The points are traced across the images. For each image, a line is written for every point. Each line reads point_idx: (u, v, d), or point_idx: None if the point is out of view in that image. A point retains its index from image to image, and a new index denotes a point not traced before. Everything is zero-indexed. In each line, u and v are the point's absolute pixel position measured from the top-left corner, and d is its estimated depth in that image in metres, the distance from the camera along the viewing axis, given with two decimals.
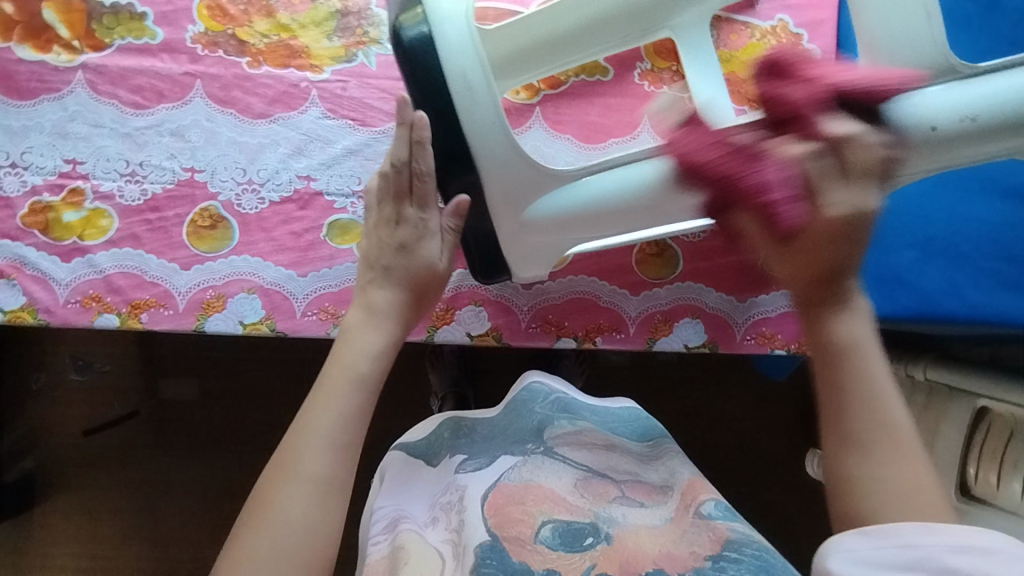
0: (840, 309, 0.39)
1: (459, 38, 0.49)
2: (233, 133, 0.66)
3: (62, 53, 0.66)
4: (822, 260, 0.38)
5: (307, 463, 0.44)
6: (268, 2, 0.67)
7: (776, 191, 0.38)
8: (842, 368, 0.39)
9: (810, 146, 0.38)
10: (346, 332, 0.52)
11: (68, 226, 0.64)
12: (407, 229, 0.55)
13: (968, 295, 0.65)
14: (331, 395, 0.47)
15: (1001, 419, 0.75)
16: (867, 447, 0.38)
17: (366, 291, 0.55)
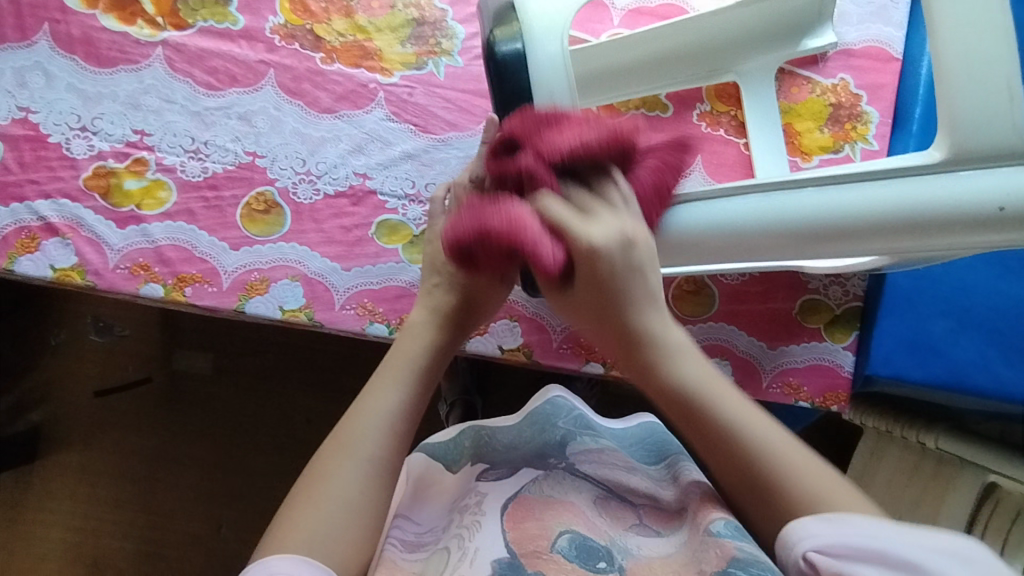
0: (659, 351, 0.44)
1: (550, 58, 0.50)
2: (298, 124, 0.68)
3: (145, 28, 0.68)
4: (609, 310, 0.44)
5: (365, 443, 0.45)
6: (349, 3, 0.69)
7: (544, 242, 0.41)
8: (701, 418, 0.44)
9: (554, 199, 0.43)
10: (405, 327, 0.51)
11: (128, 193, 0.66)
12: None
13: (998, 372, 0.66)
14: (389, 383, 0.48)
15: (1010, 497, 0.75)
16: (763, 490, 0.43)
17: (428, 297, 0.51)
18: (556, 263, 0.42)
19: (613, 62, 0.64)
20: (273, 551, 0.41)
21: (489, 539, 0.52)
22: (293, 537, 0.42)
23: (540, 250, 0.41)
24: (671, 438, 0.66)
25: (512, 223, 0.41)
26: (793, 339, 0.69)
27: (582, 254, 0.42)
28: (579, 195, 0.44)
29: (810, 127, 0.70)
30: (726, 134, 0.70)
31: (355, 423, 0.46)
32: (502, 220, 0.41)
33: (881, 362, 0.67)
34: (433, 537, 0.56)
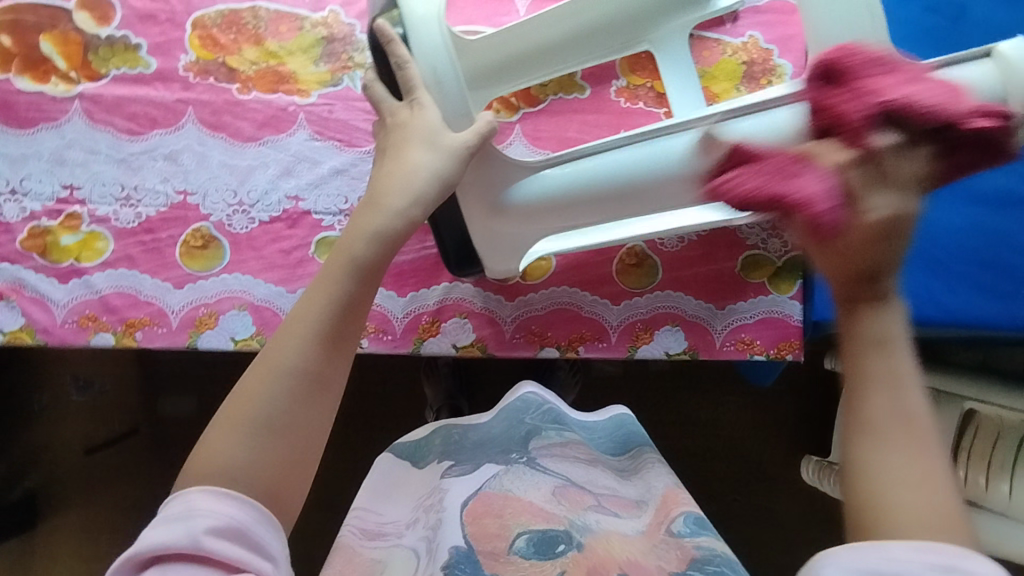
0: (876, 305, 0.37)
1: (432, 39, 0.50)
2: (224, 156, 0.69)
3: (60, 84, 0.68)
4: (860, 261, 0.36)
5: (289, 355, 0.41)
6: (257, 31, 0.70)
7: (822, 202, 0.35)
8: (873, 363, 0.37)
9: (849, 155, 0.37)
10: (365, 206, 0.47)
11: (65, 248, 0.67)
12: (414, 117, 0.49)
13: (945, 302, 0.64)
14: (327, 282, 0.44)
15: (989, 421, 0.75)
16: (877, 434, 0.36)
17: (400, 162, 0.49)
18: (838, 224, 0.35)
19: (536, 40, 0.61)
20: (193, 482, 0.39)
21: (448, 530, 0.52)
22: (215, 462, 0.39)
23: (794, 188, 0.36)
24: (637, 430, 0.66)
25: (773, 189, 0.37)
26: (741, 296, 0.70)
27: (874, 228, 0.35)
28: (883, 158, 0.36)
29: (727, 87, 0.71)
30: (645, 106, 0.72)
31: (285, 335, 0.42)
32: (790, 198, 0.36)
33: (824, 305, 0.70)
34: (394, 528, 0.59)
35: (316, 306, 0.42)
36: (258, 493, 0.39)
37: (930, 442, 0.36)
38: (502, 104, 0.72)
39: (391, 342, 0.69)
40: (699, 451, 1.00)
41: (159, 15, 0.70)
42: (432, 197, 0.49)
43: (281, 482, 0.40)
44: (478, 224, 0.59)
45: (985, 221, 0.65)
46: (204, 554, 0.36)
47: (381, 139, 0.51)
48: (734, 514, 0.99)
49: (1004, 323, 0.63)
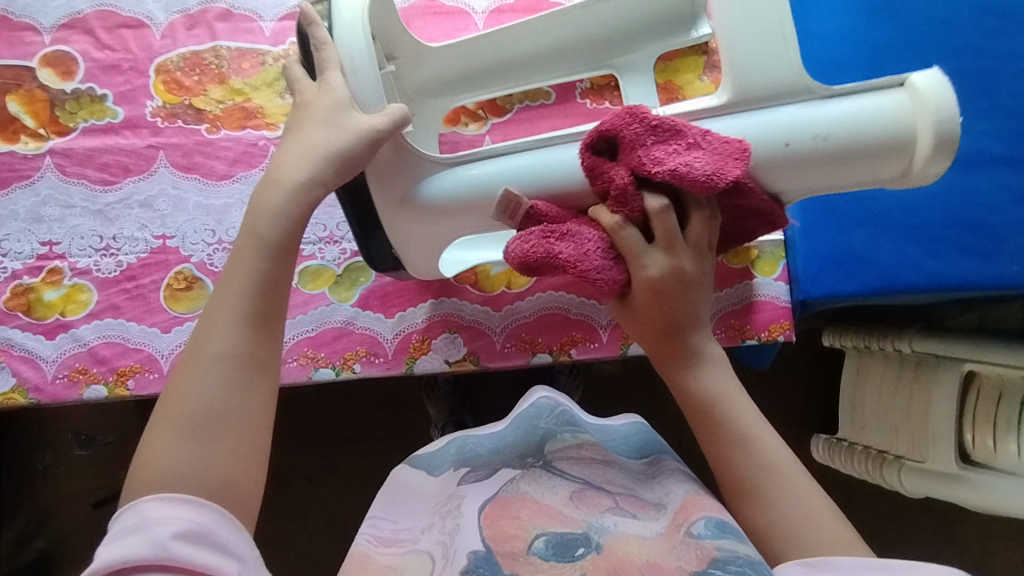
0: (693, 364, 0.52)
1: (354, 33, 0.47)
2: (199, 197, 0.69)
3: (30, 142, 0.69)
4: (661, 321, 0.52)
5: (215, 341, 0.42)
6: (220, 70, 0.70)
7: (587, 262, 0.48)
8: (725, 428, 0.50)
9: (615, 220, 0.48)
10: (267, 180, 0.46)
11: (49, 304, 0.67)
12: (322, 96, 0.47)
13: (925, 265, 0.65)
14: (234, 266, 0.44)
15: (990, 381, 0.74)
16: (772, 506, 0.46)
17: (299, 143, 0.47)
18: (619, 281, 0.50)
19: (494, 56, 0.61)
20: (141, 492, 0.39)
21: (466, 534, 0.51)
22: (161, 467, 0.39)
23: (556, 253, 0.48)
24: (656, 439, 0.65)
25: (550, 248, 0.48)
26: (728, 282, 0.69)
27: (644, 283, 0.49)
28: (653, 219, 0.48)
29: (690, 79, 0.72)
30: (611, 105, 0.72)
31: (210, 321, 0.43)
32: (560, 256, 0.48)
33: (810, 283, 0.68)
34: (410, 534, 0.58)
35: (238, 289, 0.43)
36: (201, 483, 0.39)
37: (797, 477, 0.49)
38: (470, 116, 0.72)
39: (384, 364, 0.69)
40: None
41: (122, 64, 0.70)
42: (331, 175, 0.47)
43: (231, 476, 0.40)
44: (388, 218, 0.54)
45: (962, 182, 0.65)
46: (168, 560, 0.36)
47: (290, 117, 0.48)
48: None
49: (984, 282, 0.63)
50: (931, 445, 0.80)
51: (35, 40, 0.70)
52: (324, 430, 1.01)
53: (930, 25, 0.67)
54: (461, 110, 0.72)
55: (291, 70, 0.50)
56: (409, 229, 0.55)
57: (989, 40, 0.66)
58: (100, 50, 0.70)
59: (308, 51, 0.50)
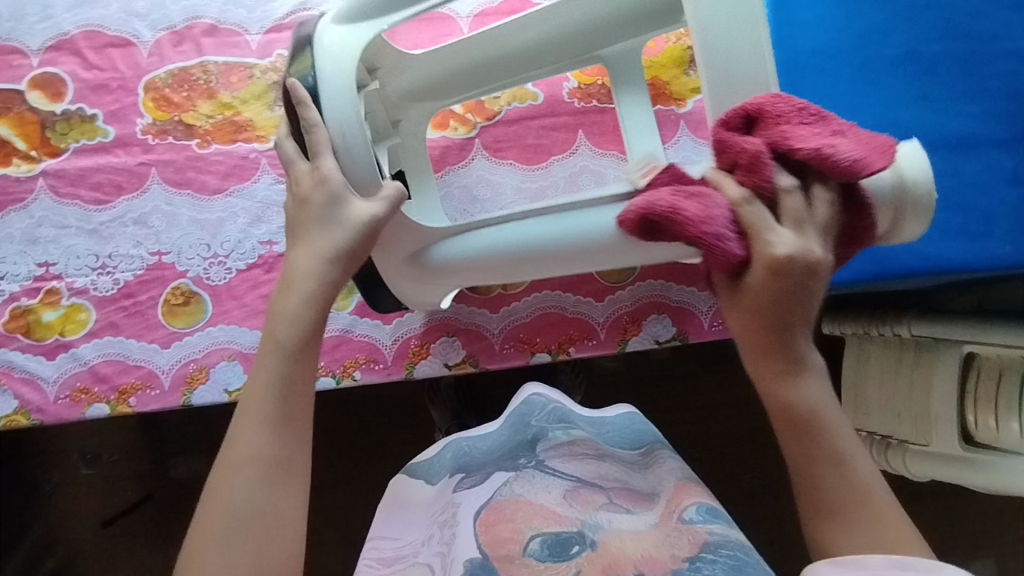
0: (795, 375, 0.42)
1: (340, 85, 0.47)
2: (193, 212, 0.69)
3: (22, 164, 0.69)
4: (775, 320, 0.41)
5: (243, 444, 0.43)
6: (208, 85, 0.71)
7: (710, 224, 0.39)
8: (818, 443, 0.42)
9: (744, 192, 0.40)
10: (280, 287, 0.47)
11: (48, 325, 0.67)
12: (317, 188, 0.47)
13: (919, 249, 0.65)
14: (259, 369, 0.45)
15: (990, 361, 0.74)
16: (832, 511, 0.41)
17: (302, 248, 0.48)
18: (737, 259, 0.40)
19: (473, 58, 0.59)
20: None
21: (462, 545, 0.51)
22: (201, 566, 0.41)
23: (679, 210, 0.39)
24: (647, 426, 0.66)
25: (671, 206, 0.40)
26: None
27: (767, 264, 0.39)
28: (782, 198, 0.40)
29: (676, 74, 0.73)
30: (599, 103, 0.73)
31: (240, 426, 0.44)
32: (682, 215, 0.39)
33: None
34: (410, 549, 0.58)
35: (265, 391, 0.44)
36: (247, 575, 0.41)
37: (873, 489, 0.42)
38: (458, 120, 0.73)
39: (384, 370, 0.69)
40: (711, 433, 1.00)
41: (111, 83, 0.71)
42: (340, 273, 0.47)
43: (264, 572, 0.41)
44: (394, 273, 0.58)
45: (950, 166, 0.65)
46: None
47: (289, 213, 0.49)
48: (755, 491, 0.99)
49: (979, 263, 0.64)
50: (933, 427, 0.79)
51: (23, 63, 0.71)
52: (329, 439, 1.01)
53: (910, 11, 0.68)
54: (450, 114, 0.73)
55: (281, 146, 0.50)
56: (414, 283, 0.60)
57: (969, 23, 0.67)
58: (88, 70, 0.71)
59: (297, 125, 0.48)
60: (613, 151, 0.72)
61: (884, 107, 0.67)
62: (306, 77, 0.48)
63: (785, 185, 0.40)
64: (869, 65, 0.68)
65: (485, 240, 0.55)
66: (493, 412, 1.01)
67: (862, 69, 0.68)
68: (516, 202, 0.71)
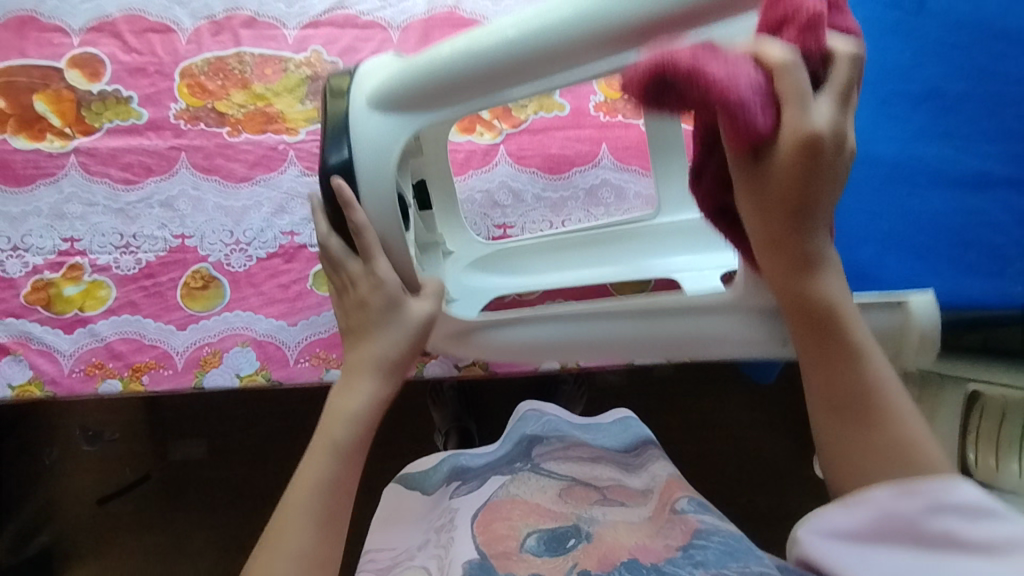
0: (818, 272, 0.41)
1: (375, 160, 0.49)
2: (218, 198, 0.70)
3: (55, 140, 0.70)
4: (790, 208, 0.39)
5: (290, 539, 0.44)
6: (243, 75, 0.72)
7: (740, 83, 0.34)
8: (836, 338, 0.41)
9: (787, 49, 0.35)
10: (337, 388, 0.49)
11: (68, 299, 0.68)
12: (375, 292, 0.50)
13: (929, 284, 0.65)
14: (310, 467, 0.46)
15: (992, 402, 0.74)
16: (847, 418, 0.40)
17: (355, 355, 0.50)
18: (762, 134, 0.36)
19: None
20: None
21: (461, 545, 0.51)
22: None
23: (707, 69, 0.33)
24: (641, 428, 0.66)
25: (690, 61, 0.33)
26: None
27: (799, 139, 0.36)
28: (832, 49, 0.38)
29: None
30: (624, 118, 0.74)
31: (282, 522, 0.44)
32: (704, 72, 0.33)
33: None
34: (404, 555, 0.56)
35: (313, 485, 0.45)
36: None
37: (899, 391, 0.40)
38: (485, 126, 0.74)
39: None
40: (711, 454, 1.00)
41: (148, 67, 0.72)
42: (393, 380, 0.50)
43: None
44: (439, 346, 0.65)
45: (968, 203, 0.66)
46: None
47: (345, 313, 0.51)
48: (755, 515, 0.98)
49: (992, 300, 0.62)
50: None
51: (64, 42, 0.72)
52: None
53: (938, 50, 0.69)
54: (477, 119, 0.74)
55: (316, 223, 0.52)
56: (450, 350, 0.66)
57: (998, 64, 0.67)
58: (127, 53, 0.72)
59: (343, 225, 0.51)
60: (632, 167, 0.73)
61: (907, 141, 0.69)
62: (341, 150, 0.49)
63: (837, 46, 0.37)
64: (893, 100, 0.70)
65: (524, 333, 0.63)
66: (494, 418, 1.01)
67: (887, 103, 0.70)
68: (537, 210, 0.73)
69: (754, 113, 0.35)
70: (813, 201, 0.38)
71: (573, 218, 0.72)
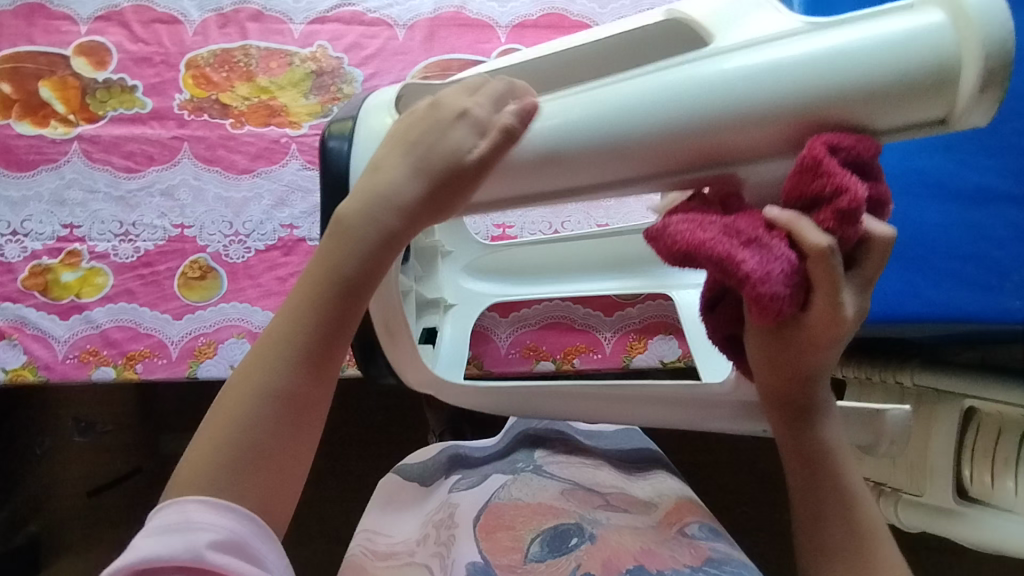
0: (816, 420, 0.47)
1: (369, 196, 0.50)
2: (219, 189, 0.71)
3: (59, 127, 0.70)
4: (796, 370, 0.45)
5: (267, 376, 0.40)
6: (248, 68, 0.73)
7: (774, 284, 0.35)
8: (827, 479, 0.47)
9: (830, 241, 0.36)
10: (336, 222, 0.43)
11: (66, 285, 0.68)
12: (429, 126, 0.42)
13: (928, 294, 0.65)
14: (301, 307, 0.42)
15: (990, 418, 0.74)
16: (837, 551, 0.45)
17: (366, 185, 0.43)
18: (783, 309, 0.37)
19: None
20: (180, 492, 0.39)
21: (463, 545, 0.51)
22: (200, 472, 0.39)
23: (739, 258, 0.35)
24: (646, 442, 0.65)
25: (728, 253, 0.35)
26: None
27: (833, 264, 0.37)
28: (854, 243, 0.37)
29: None
30: None
31: (261, 360, 0.41)
32: (742, 269, 0.35)
33: None
34: (405, 546, 0.55)
35: (302, 317, 0.41)
36: (253, 504, 0.39)
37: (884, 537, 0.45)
38: None
39: None
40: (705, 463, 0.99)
41: (154, 57, 0.72)
42: (405, 222, 0.42)
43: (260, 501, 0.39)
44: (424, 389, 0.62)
45: (967, 216, 0.66)
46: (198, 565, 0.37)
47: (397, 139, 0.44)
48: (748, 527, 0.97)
49: (988, 315, 0.62)
50: (929, 479, 0.80)
51: (71, 30, 0.73)
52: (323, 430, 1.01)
53: None
54: None
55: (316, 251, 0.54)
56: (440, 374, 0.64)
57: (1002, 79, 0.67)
58: (134, 43, 0.73)
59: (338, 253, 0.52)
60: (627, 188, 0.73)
61: (905, 155, 0.70)
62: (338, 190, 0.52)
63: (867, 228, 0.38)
64: None
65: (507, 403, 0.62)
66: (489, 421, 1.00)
67: None
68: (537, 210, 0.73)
69: (784, 304, 0.36)
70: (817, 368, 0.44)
71: (573, 220, 0.73)
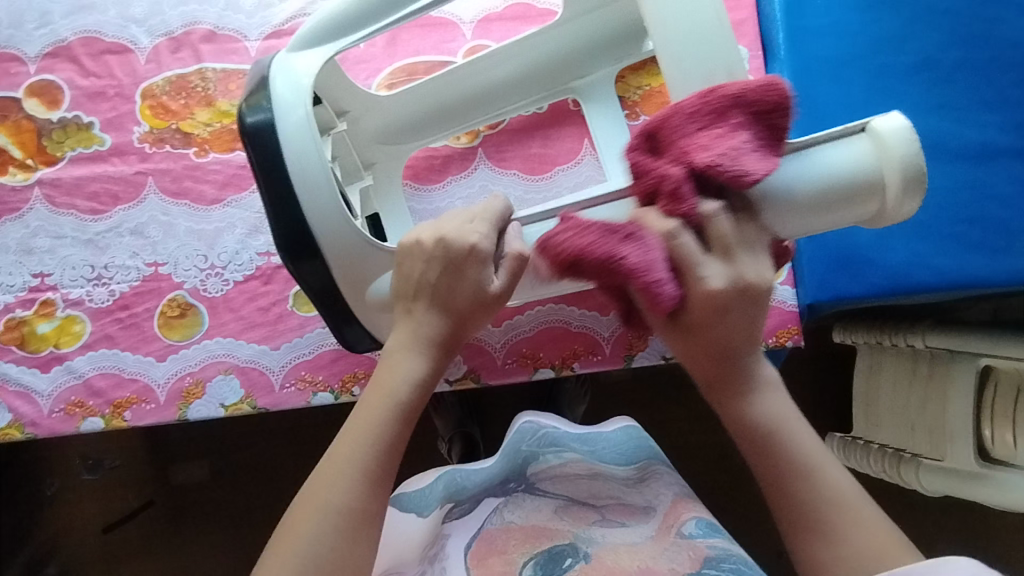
0: (749, 391, 0.44)
1: (328, 203, 0.49)
2: (190, 222, 0.68)
3: (18, 173, 0.68)
4: (721, 345, 0.43)
5: (333, 492, 0.41)
6: (206, 92, 0.69)
7: (658, 271, 0.39)
8: (782, 455, 0.43)
9: (674, 223, 0.40)
10: (384, 355, 0.46)
11: (43, 336, 0.66)
12: (434, 264, 0.45)
13: (934, 262, 0.62)
14: (368, 419, 0.43)
15: (1007, 375, 0.70)
16: (821, 525, 0.41)
17: (402, 325, 0.47)
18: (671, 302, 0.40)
19: (430, 102, 0.64)
20: None
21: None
22: None
23: (621, 256, 0.39)
24: (644, 442, 0.62)
25: (605, 254, 0.40)
26: None
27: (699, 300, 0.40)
28: (710, 221, 0.40)
29: None
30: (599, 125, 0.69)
31: (324, 474, 0.42)
32: (624, 262, 0.39)
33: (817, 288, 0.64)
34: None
35: (364, 438, 0.42)
36: None
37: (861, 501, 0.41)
38: None
39: None
40: (721, 447, 0.97)
41: (108, 90, 0.69)
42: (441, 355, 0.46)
43: None
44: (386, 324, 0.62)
45: (968, 175, 0.63)
46: None
47: (406, 269, 0.46)
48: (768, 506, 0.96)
49: (999, 278, 0.60)
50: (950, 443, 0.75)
51: (20, 70, 0.70)
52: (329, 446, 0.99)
53: (931, 18, 0.64)
54: None
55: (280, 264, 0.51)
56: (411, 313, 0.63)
57: (994, 30, 0.63)
58: (85, 77, 0.70)
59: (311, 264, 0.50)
60: (586, 157, 0.69)
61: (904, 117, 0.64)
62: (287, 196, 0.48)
63: (709, 211, 0.40)
64: (885, 74, 0.65)
65: None
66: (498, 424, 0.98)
67: (879, 77, 0.65)
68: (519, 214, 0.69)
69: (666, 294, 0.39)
70: (733, 338, 0.42)
71: None
